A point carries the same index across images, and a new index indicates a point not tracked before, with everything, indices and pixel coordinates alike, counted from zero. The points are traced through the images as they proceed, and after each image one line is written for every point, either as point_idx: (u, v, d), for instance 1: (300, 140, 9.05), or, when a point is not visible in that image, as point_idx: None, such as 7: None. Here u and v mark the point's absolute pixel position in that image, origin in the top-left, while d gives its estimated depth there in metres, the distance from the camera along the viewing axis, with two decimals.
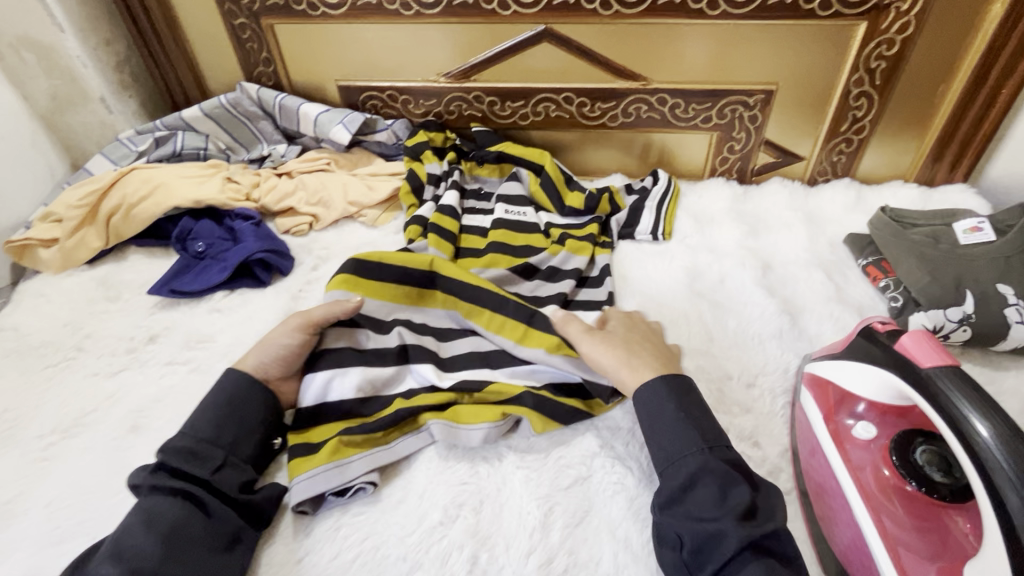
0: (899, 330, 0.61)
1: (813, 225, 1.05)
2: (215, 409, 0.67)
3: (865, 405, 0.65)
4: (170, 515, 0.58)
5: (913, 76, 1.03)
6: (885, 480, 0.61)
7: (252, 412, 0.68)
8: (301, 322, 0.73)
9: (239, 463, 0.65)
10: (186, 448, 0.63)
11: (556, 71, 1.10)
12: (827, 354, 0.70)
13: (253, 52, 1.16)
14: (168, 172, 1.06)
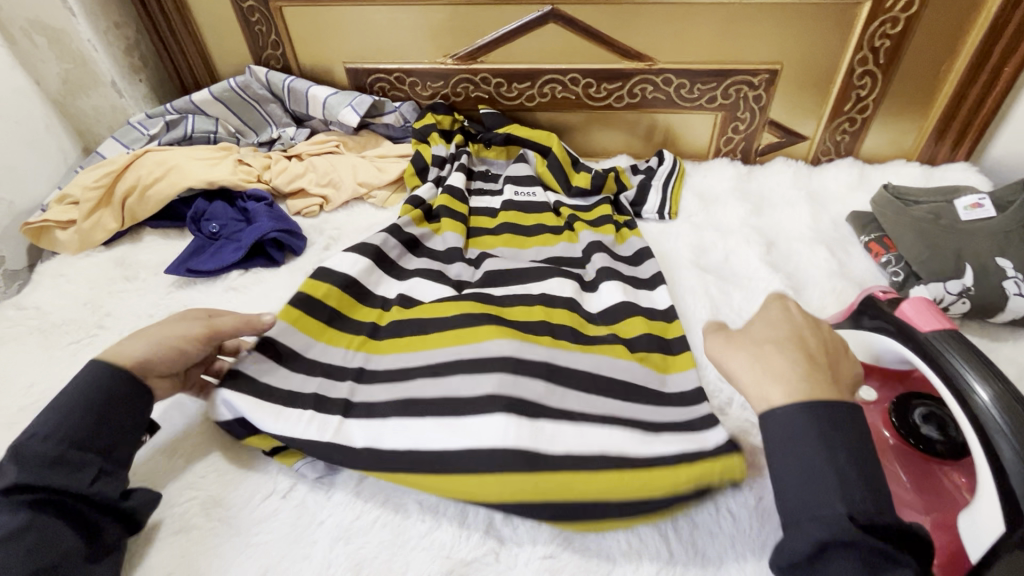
0: (900, 299, 0.63)
1: (816, 203, 1.07)
2: (69, 403, 0.60)
3: (864, 369, 0.67)
4: (23, 525, 0.53)
5: (917, 55, 1.04)
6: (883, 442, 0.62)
7: (125, 407, 0.63)
8: (205, 333, 0.70)
9: (113, 465, 0.60)
10: (24, 447, 0.57)
11: (562, 52, 1.11)
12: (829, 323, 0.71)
13: (262, 35, 1.17)
14: (180, 154, 1.08)
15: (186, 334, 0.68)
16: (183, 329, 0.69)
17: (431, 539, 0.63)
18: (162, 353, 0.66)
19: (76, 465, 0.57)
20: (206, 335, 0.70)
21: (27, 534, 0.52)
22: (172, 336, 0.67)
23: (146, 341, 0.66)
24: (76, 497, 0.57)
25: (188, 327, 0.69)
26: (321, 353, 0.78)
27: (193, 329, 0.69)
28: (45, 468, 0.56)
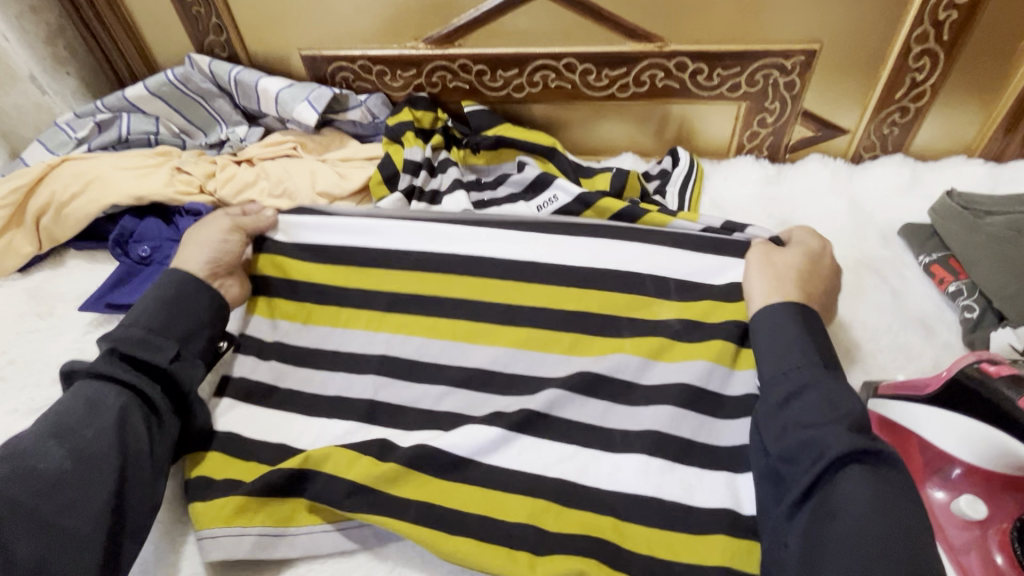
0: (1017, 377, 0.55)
1: (860, 212, 0.89)
2: (165, 301, 0.69)
3: (960, 470, 0.58)
4: (99, 404, 0.59)
5: (990, 29, 0.85)
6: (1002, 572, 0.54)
7: (199, 314, 0.70)
8: (231, 225, 0.79)
9: (190, 355, 0.67)
10: (128, 332, 0.65)
11: (554, 33, 0.92)
12: (911, 396, 0.62)
13: (201, 18, 0.99)
14: (106, 162, 0.92)
15: (222, 228, 0.79)
16: (210, 231, 0.78)
17: None
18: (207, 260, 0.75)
19: (156, 349, 0.64)
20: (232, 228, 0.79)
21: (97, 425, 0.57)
22: (202, 238, 0.77)
23: (187, 246, 0.76)
24: (148, 391, 0.62)
25: (218, 227, 0.79)
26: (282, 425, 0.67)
27: (223, 224, 0.78)
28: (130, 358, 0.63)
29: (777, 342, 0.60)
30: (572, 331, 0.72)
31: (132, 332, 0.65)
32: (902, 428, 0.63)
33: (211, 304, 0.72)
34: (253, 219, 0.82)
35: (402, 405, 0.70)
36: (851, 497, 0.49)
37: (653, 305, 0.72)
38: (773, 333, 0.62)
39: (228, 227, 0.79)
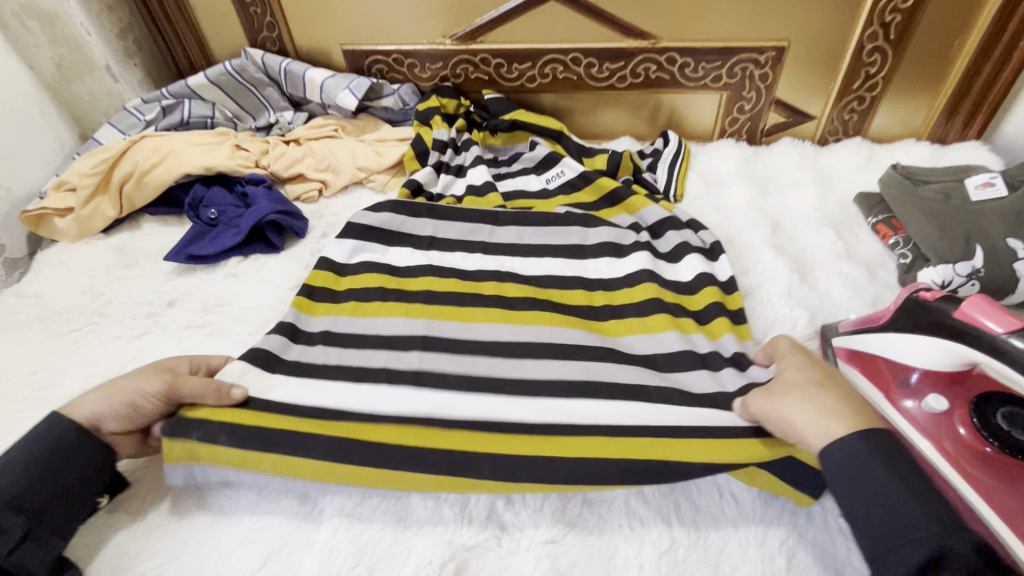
0: (949, 296, 0.60)
1: (823, 184, 1.05)
2: (41, 449, 0.59)
3: (917, 375, 0.63)
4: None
5: (928, 30, 1.01)
6: (964, 442, 0.59)
7: (83, 457, 0.61)
8: (162, 389, 0.63)
9: (44, 534, 0.56)
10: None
11: (563, 31, 1.08)
12: (864, 325, 0.67)
13: (257, 16, 1.14)
14: (178, 140, 1.07)
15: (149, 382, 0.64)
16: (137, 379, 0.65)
17: (433, 525, 0.63)
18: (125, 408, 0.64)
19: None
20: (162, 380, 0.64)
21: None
22: (127, 390, 0.63)
23: (100, 394, 0.63)
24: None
25: (145, 384, 0.64)
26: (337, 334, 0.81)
27: (152, 385, 0.63)
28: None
29: (848, 456, 0.53)
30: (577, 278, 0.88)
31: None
32: (867, 356, 0.67)
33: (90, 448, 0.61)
34: (193, 388, 0.65)
35: None
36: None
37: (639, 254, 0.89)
38: (836, 465, 0.53)
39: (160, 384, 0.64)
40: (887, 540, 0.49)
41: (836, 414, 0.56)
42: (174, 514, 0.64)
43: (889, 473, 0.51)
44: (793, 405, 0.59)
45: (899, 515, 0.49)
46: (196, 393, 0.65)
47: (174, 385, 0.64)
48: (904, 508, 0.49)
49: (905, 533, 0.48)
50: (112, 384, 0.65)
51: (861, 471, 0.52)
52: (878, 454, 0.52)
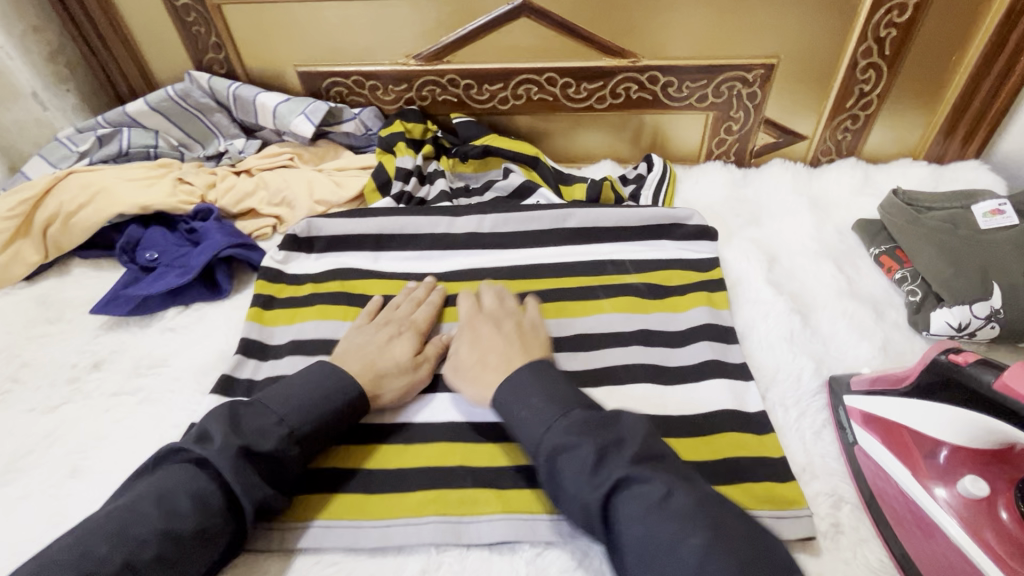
0: (984, 361, 0.52)
1: (819, 210, 0.98)
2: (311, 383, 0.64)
3: (947, 451, 0.56)
4: (204, 512, 0.53)
5: (926, 45, 0.95)
6: (1008, 532, 0.52)
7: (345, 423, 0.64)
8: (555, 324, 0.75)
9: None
10: (267, 437, 0.58)
11: (536, 50, 1.00)
12: (890, 388, 0.60)
13: (201, 37, 1.04)
14: (111, 174, 0.96)
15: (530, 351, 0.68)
16: (536, 341, 0.70)
17: None
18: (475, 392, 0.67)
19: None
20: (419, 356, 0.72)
21: (188, 556, 0.52)
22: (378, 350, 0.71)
23: (477, 351, 0.69)
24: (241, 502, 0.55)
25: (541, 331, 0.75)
26: None
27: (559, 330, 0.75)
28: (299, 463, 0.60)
29: (511, 391, 0.61)
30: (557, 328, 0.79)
31: (266, 435, 0.58)
32: (892, 423, 0.59)
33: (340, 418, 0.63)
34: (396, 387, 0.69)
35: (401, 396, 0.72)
36: (633, 525, 0.50)
37: (622, 277, 0.85)
38: (507, 387, 0.61)
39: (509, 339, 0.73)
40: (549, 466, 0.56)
41: (530, 388, 0.60)
42: None
43: (562, 422, 0.56)
44: (506, 389, 0.61)
45: (632, 465, 0.53)
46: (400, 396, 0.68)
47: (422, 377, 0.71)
48: (615, 459, 0.53)
49: (591, 486, 0.52)
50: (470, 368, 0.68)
51: (528, 413, 0.59)
52: (523, 371, 0.62)
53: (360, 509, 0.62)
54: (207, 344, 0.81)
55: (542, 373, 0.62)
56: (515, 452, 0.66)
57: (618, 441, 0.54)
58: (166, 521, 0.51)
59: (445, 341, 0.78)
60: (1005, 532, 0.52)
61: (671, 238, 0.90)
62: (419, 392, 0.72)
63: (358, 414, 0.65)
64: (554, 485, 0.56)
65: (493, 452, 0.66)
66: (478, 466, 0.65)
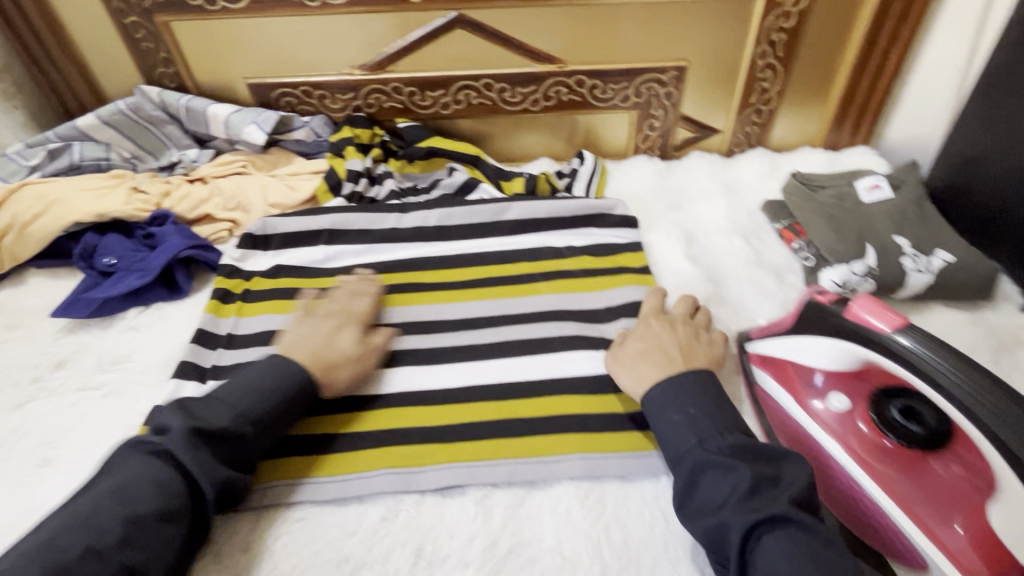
0: (840, 297, 0.63)
1: (732, 194, 1.10)
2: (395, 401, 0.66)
3: (821, 376, 0.68)
4: (166, 496, 0.56)
5: (811, 47, 1.09)
6: (866, 436, 0.64)
7: (303, 400, 0.68)
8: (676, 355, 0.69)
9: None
10: (217, 418, 0.62)
11: (472, 58, 1.09)
12: (773, 333, 0.71)
13: (150, 52, 1.09)
14: (66, 185, 0.99)
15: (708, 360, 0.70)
16: (704, 349, 0.71)
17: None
18: (633, 383, 0.69)
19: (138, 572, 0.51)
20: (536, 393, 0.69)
21: (154, 533, 0.54)
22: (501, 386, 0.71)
23: (643, 346, 0.71)
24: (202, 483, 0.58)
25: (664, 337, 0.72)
26: None
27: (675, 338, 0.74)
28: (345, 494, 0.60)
29: (675, 417, 0.62)
30: (500, 306, 0.88)
31: (212, 418, 0.62)
32: (777, 359, 0.71)
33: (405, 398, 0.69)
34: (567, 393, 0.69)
35: None
36: (776, 569, 0.49)
37: (556, 264, 0.94)
38: (658, 413, 0.64)
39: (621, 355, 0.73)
40: (714, 513, 0.55)
41: (682, 402, 0.63)
42: None
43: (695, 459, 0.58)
44: (658, 394, 0.65)
45: (722, 496, 0.55)
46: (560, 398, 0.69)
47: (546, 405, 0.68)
48: (714, 496, 0.56)
49: (708, 518, 0.55)
50: (631, 358, 0.71)
51: (678, 430, 0.61)
52: (703, 413, 0.61)
53: (320, 470, 0.69)
54: (170, 340, 0.86)
55: (706, 382, 0.65)
56: (465, 412, 0.73)
57: (719, 473, 0.56)
58: (131, 508, 0.54)
59: (399, 323, 0.86)
60: (863, 440, 0.64)
61: (601, 224, 0.99)
62: (374, 368, 0.79)
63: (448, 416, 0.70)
64: (696, 510, 0.57)
65: (444, 414, 0.74)
66: (430, 426, 0.72)
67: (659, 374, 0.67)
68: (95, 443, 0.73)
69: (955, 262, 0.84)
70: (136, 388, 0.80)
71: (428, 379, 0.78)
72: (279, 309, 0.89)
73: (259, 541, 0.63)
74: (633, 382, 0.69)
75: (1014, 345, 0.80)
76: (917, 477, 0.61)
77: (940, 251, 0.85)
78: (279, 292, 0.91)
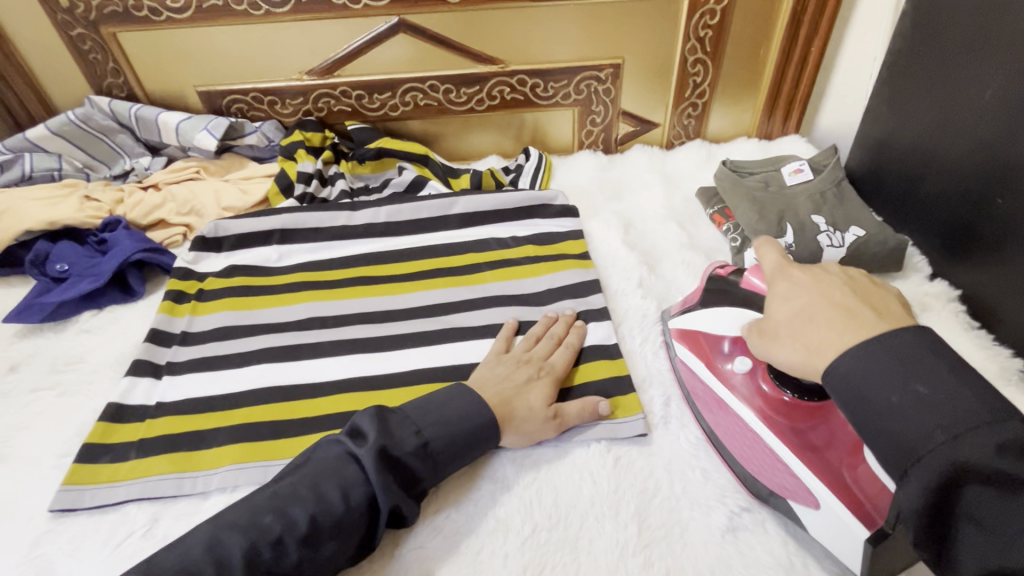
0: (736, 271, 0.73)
1: (670, 183, 1.16)
2: (444, 409, 0.67)
3: (729, 343, 0.71)
4: (347, 506, 0.58)
5: (737, 42, 1.16)
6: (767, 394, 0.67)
7: (482, 443, 0.67)
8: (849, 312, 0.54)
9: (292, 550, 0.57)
10: (405, 441, 0.63)
11: (416, 61, 1.13)
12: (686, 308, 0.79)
13: (99, 63, 1.11)
14: (16, 195, 1.00)
15: (893, 307, 0.54)
16: (871, 297, 0.55)
17: None
18: (793, 354, 0.55)
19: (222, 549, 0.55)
20: (553, 407, 0.72)
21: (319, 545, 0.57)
22: (516, 393, 0.72)
23: (795, 305, 0.57)
24: (380, 502, 0.59)
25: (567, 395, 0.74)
26: (206, 385, 0.80)
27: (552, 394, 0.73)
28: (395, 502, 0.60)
29: (868, 383, 0.47)
30: (446, 296, 0.92)
31: (403, 441, 0.63)
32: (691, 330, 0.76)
33: (490, 429, 0.68)
34: (574, 413, 0.72)
35: (310, 362, 0.82)
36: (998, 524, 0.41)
37: (497, 253, 0.99)
38: (846, 402, 0.49)
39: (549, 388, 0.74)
40: (907, 448, 0.45)
41: (876, 372, 0.47)
42: (47, 543, 0.65)
43: (889, 419, 0.46)
44: (844, 366, 0.49)
45: (930, 445, 0.44)
46: (578, 417, 0.72)
47: (563, 421, 0.72)
48: (916, 460, 0.44)
49: (899, 444, 0.45)
50: (793, 326, 0.56)
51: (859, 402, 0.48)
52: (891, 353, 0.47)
53: (269, 454, 0.72)
54: (124, 341, 0.88)
55: (900, 352, 0.47)
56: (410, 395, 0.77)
57: (922, 423, 0.44)
58: (315, 506, 0.58)
59: (349, 315, 0.90)
60: (768, 398, 0.66)
61: (543, 215, 1.04)
62: (324, 356, 0.83)
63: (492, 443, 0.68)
64: (892, 434, 0.46)
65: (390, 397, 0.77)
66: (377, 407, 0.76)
67: (844, 342, 0.50)
68: (49, 441, 0.75)
69: (865, 236, 0.91)
70: (90, 389, 0.81)
71: (376, 366, 0.82)
72: (232, 306, 0.91)
73: None
74: (799, 355, 0.54)
75: (920, 310, 0.87)
76: (817, 421, 0.64)
77: (852, 228, 0.92)
78: (230, 291, 0.94)
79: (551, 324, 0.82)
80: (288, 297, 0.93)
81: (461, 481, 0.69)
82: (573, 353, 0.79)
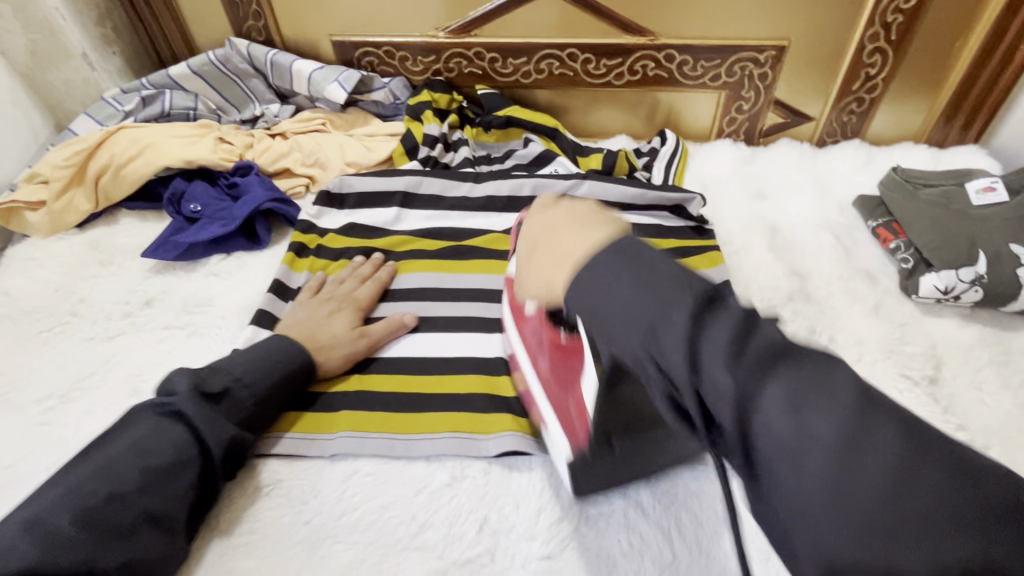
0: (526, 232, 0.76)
1: (821, 187, 1.04)
2: (261, 356, 0.69)
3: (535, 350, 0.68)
4: (179, 451, 0.58)
5: (930, 30, 1.00)
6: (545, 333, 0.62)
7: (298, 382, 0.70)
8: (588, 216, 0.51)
9: (136, 507, 0.54)
10: (215, 382, 0.64)
11: (560, 26, 1.05)
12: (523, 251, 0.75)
13: (242, 4, 1.10)
14: (158, 131, 1.02)
15: (612, 222, 0.48)
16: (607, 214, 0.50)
17: (418, 539, 0.61)
18: (537, 287, 0.52)
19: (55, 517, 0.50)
20: (357, 329, 0.78)
21: (166, 485, 0.57)
22: (320, 325, 0.76)
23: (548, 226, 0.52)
24: (214, 443, 0.60)
25: (338, 323, 0.78)
26: None
27: (354, 321, 0.79)
28: (230, 434, 0.62)
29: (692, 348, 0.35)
30: None
31: (214, 380, 0.64)
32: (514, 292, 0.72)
33: (308, 365, 0.71)
34: (380, 329, 0.78)
35: (433, 333, 0.81)
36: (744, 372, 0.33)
37: None
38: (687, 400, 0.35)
39: (353, 313, 0.80)
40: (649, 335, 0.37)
41: (573, 228, 0.49)
42: None
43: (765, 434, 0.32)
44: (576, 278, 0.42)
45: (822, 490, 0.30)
46: (386, 333, 0.78)
47: (369, 338, 0.77)
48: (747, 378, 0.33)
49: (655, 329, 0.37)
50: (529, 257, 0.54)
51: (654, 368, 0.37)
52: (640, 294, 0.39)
53: (387, 428, 0.70)
54: (250, 289, 0.88)
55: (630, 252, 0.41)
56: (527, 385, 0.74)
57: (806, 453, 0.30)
58: (142, 457, 0.56)
59: (471, 290, 0.87)
60: (549, 337, 0.62)
61: (634, 204, 0.93)
62: (437, 333, 0.81)
63: (310, 376, 0.72)
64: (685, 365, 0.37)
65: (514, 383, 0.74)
66: (493, 396, 0.73)
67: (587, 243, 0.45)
68: None
69: None
70: (214, 332, 0.82)
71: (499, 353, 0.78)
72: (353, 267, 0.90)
73: (467, 513, 0.63)
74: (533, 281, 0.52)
75: None
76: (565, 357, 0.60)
77: None
78: (351, 252, 0.92)
79: (356, 265, 0.87)
80: (396, 265, 0.90)
81: (343, 478, 0.66)
82: (379, 287, 0.85)
